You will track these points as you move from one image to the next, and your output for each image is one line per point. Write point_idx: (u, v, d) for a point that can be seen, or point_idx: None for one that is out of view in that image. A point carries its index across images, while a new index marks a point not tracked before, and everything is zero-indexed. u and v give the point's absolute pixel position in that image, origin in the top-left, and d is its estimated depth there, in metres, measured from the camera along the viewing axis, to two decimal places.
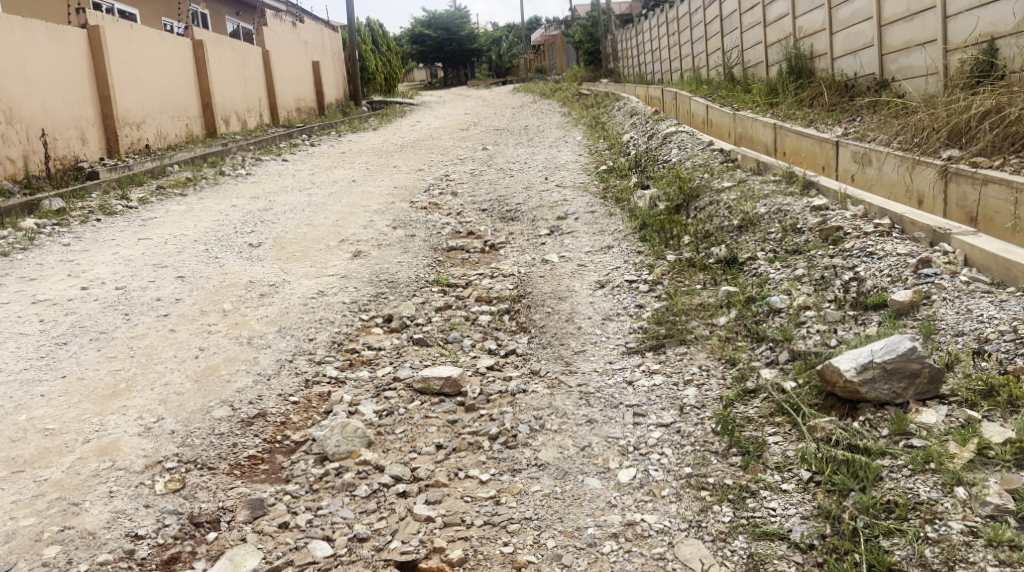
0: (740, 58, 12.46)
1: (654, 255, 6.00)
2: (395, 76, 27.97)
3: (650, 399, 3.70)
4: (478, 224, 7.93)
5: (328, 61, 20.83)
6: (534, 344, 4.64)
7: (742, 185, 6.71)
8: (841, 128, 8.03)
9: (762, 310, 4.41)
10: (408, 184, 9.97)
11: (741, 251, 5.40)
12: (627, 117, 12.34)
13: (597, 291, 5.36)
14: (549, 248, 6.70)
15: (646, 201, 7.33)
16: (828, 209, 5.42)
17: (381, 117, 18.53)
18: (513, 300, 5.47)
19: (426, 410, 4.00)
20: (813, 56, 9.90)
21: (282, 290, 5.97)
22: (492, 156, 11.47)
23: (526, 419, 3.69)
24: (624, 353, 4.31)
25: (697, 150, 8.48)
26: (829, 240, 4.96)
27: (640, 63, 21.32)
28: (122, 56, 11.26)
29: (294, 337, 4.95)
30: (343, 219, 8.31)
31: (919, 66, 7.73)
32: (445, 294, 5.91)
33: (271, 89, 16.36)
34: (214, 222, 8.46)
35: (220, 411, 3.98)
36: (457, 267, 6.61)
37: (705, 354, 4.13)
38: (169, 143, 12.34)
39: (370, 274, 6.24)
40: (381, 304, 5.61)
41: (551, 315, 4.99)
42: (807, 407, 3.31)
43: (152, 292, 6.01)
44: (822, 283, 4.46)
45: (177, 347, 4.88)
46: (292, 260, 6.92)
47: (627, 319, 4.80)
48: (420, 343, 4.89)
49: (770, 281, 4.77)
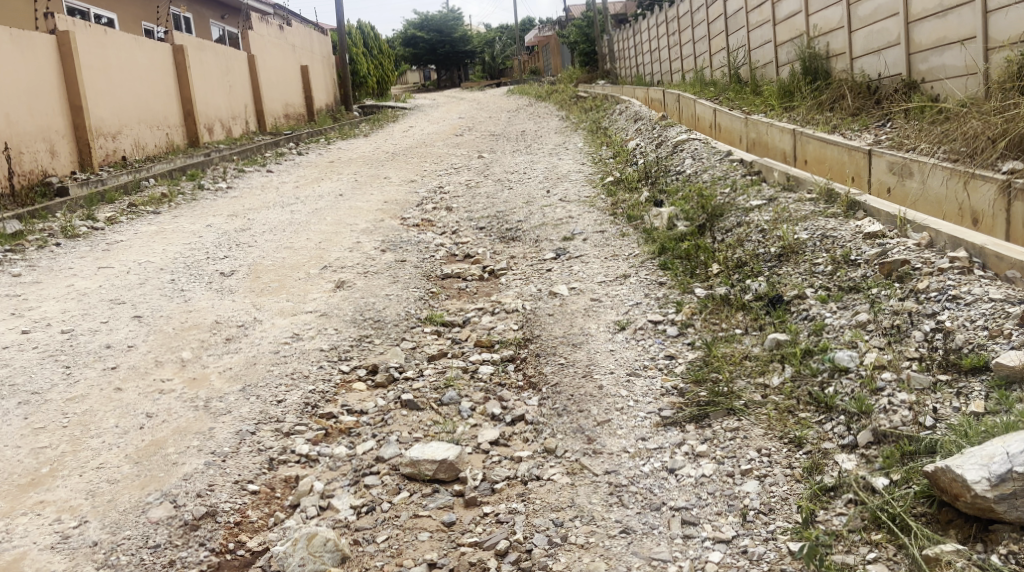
0: (747, 58, 11.65)
1: (679, 288, 5.21)
2: (387, 79, 27.15)
3: (700, 500, 2.96)
4: (475, 246, 7.15)
5: (318, 66, 20.00)
6: (547, 409, 3.84)
7: (774, 203, 5.92)
8: (874, 135, 7.24)
9: (823, 368, 3.65)
10: (399, 198, 9.17)
11: (785, 286, 4.62)
12: (631, 121, 11.52)
13: (617, 335, 4.57)
14: (557, 276, 5.90)
15: (663, 220, 6.53)
16: (884, 237, 4.67)
17: (372, 122, 17.76)
18: (518, 346, 4.67)
19: (416, 505, 3.22)
20: (829, 56, 9.07)
21: (252, 333, 5.16)
22: (488, 165, 10.68)
23: (543, 527, 2.95)
24: (659, 425, 3.53)
25: (714, 160, 7.67)
26: (894, 276, 4.21)
27: (637, 64, 20.50)
28: (95, 63, 10.42)
29: (259, 399, 4.15)
30: (326, 241, 7.51)
31: (956, 66, 6.94)
32: (438, 336, 5.11)
33: (256, 95, 15.53)
34: (186, 245, 7.65)
35: (157, 510, 3.21)
36: (453, 300, 5.82)
37: (761, 430, 3.35)
38: (147, 153, 11.51)
39: (353, 310, 5.44)
40: (364, 351, 4.81)
41: (565, 368, 4.19)
42: (916, 524, 2.58)
43: (103, 336, 5.20)
44: (896, 334, 3.70)
45: (120, 412, 4.08)
46: (265, 293, 6.11)
47: (657, 376, 4.01)
48: (411, 406, 4.09)
49: (827, 327, 3.99)
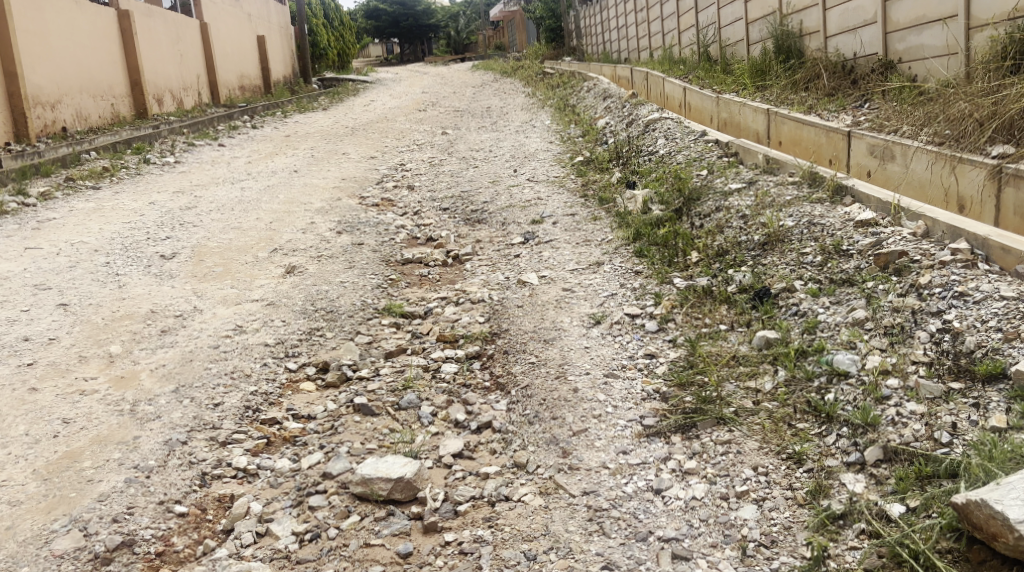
0: (717, 36, 11.25)
1: (656, 277, 4.85)
2: (348, 52, 26.42)
3: (692, 529, 2.64)
4: (438, 229, 6.73)
5: (275, 35, 19.21)
6: (516, 416, 3.47)
7: (755, 187, 5.58)
8: (852, 116, 6.92)
9: (819, 372, 3.31)
10: (358, 175, 8.69)
11: (772, 278, 4.29)
12: (599, 98, 11.13)
13: (592, 330, 4.19)
14: (525, 263, 5.50)
15: (638, 203, 6.16)
16: (877, 225, 4.35)
17: (331, 95, 17.13)
18: (484, 342, 4.29)
19: (367, 533, 2.86)
20: (802, 35, 8.67)
21: (190, 325, 4.71)
22: (452, 142, 10.21)
23: (513, 561, 2.61)
24: (641, 436, 3.18)
25: (689, 141, 7.30)
26: (891, 269, 3.90)
27: (604, 40, 20.04)
28: (32, 26, 9.72)
29: (193, 403, 3.74)
30: (277, 221, 7.04)
31: (935, 45, 6.56)
32: (397, 329, 4.71)
33: (208, 65, 14.80)
34: (125, 225, 7.12)
35: (63, 540, 2.84)
36: (414, 288, 5.40)
37: (754, 442, 3.00)
38: (90, 125, 10.83)
39: (303, 299, 5.00)
40: (314, 346, 4.40)
41: (536, 368, 3.82)
42: (941, 562, 2.29)
43: (22, 327, 4.71)
44: (898, 335, 3.37)
45: (33, 418, 3.62)
46: (208, 279, 5.63)
47: (637, 378, 3.65)
48: (365, 411, 3.68)
49: (820, 325, 3.66)
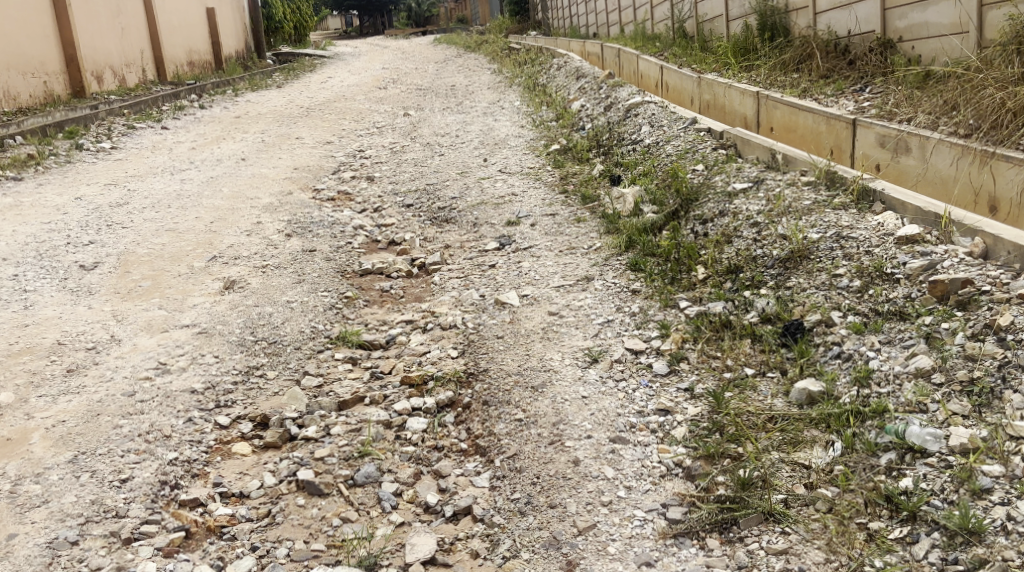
0: (693, 12, 10.36)
1: (658, 298, 4.14)
2: (305, 26, 25.20)
3: None
4: (400, 231, 5.95)
5: (226, 7, 18.00)
6: (503, 501, 2.80)
7: (763, 186, 4.82)
8: (854, 103, 5.81)
9: (885, 445, 2.67)
10: (312, 164, 7.83)
11: (801, 305, 3.59)
12: (572, 77, 10.28)
13: (588, 372, 3.45)
14: (502, 276, 4.75)
15: (627, 203, 5.42)
16: (921, 241, 3.67)
17: (286, 72, 16.08)
18: (459, 386, 3.54)
19: None
20: (790, 10, 7.35)
21: (104, 361, 3.89)
22: (415, 125, 9.36)
23: None
24: (667, 536, 2.55)
25: (677, 129, 6.54)
26: (951, 302, 3.20)
27: (571, 15, 19.11)
28: None
29: (92, 478, 2.96)
30: (219, 221, 6.19)
31: (947, 23, 5.37)
32: (353, 365, 3.94)
33: (152, 40, 13.67)
34: (44, 225, 6.23)
35: None
36: (372, 309, 4.63)
37: (816, 552, 2.42)
38: (19, 105, 9.77)
39: (241, 325, 4.20)
40: (252, 395, 3.63)
41: (523, 428, 3.10)
42: None
43: None
44: (981, 398, 2.71)
45: None
46: (132, 296, 4.78)
47: (652, 443, 2.94)
48: (310, 489, 2.97)
49: (874, 375, 2.95)
